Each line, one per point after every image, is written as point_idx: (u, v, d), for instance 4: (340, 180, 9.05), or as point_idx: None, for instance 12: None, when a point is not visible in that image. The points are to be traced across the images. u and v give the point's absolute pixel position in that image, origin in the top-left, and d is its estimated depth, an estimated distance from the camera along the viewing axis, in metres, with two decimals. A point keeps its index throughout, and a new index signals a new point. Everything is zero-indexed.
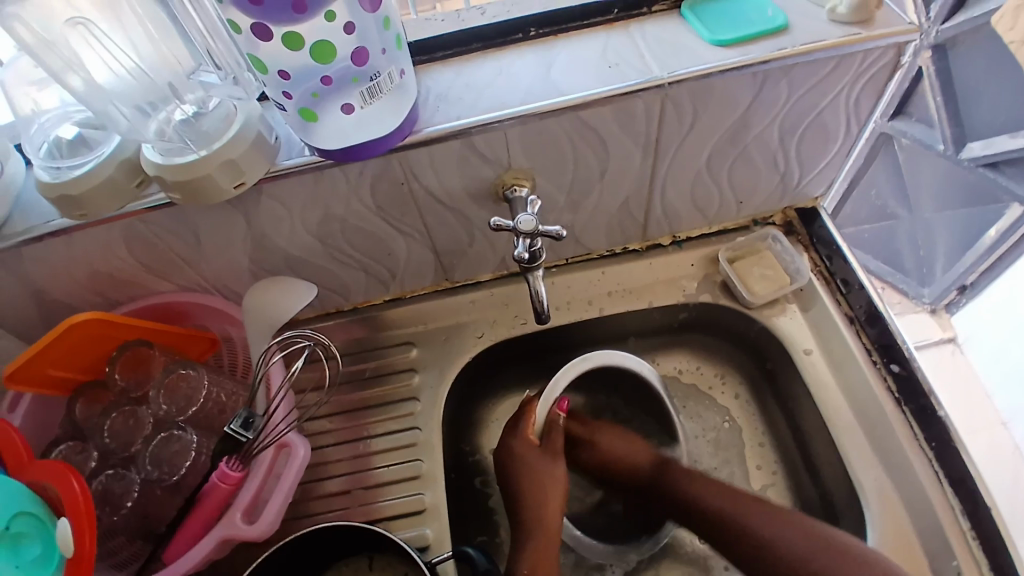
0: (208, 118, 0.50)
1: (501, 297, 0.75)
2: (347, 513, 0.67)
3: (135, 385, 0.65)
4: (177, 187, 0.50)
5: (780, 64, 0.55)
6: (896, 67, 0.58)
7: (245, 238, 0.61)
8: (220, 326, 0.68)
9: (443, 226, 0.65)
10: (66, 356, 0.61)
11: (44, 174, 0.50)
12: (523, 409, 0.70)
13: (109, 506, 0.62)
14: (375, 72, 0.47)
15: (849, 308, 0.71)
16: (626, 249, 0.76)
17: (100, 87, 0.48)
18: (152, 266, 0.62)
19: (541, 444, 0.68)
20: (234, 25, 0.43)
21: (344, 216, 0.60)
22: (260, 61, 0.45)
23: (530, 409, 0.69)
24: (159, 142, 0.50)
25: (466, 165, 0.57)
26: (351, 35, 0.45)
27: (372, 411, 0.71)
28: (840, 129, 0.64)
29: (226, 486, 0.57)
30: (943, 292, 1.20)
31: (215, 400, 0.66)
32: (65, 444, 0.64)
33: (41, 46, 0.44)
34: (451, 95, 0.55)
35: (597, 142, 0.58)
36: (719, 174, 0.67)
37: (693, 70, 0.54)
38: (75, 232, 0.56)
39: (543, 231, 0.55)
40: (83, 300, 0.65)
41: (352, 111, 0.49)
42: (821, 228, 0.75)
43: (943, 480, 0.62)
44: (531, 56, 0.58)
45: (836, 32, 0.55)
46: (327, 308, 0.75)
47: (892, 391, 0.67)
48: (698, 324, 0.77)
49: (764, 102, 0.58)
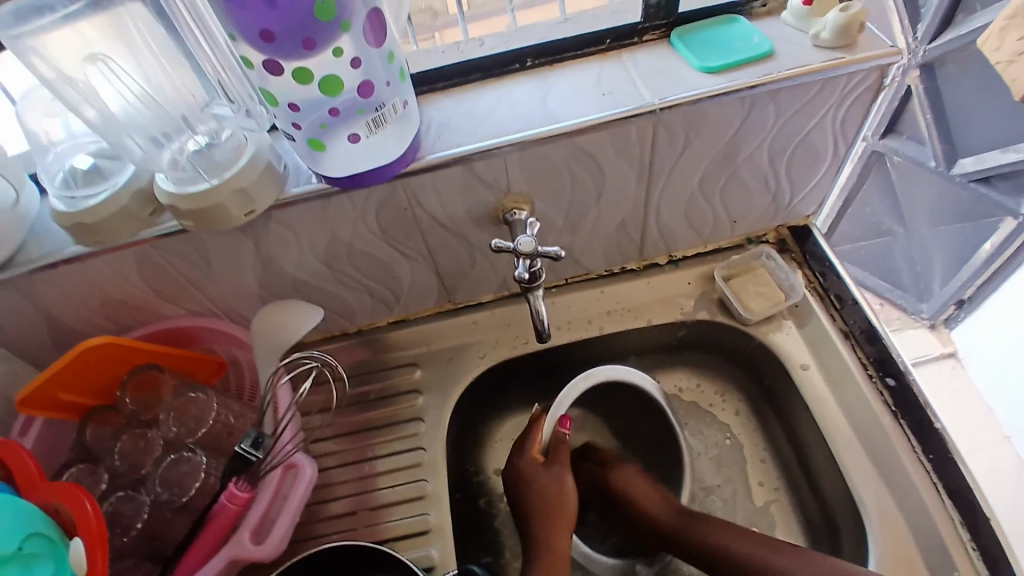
0: (219, 149, 0.53)
1: (503, 318, 0.77)
2: (352, 534, 0.67)
3: (144, 408, 0.66)
4: (189, 215, 0.52)
5: (767, 89, 0.57)
6: (879, 89, 0.60)
7: (254, 263, 0.62)
8: (227, 350, 0.70)
9: (445, 249, 0.67)
10: (77, 381, 0.62)
11: (60, 204, 0.52)
12: (530, 426, 0.71)
13: (118, 527, 0.63)
14: (380, 104, 0.50)
15: (844, 324, 0.72)
16: (624, 269, 0.78)
17: (114, 118, 0.51)
18: (162, 291, 0.64)
19: (546, 460, 0.69)
20: (247, 62, 0.45)
21: (349, 241, 0.62)
22: (270, 95, 0.47)
23: (538, 424, 0.70)
24: (171, 173, 0.52)
25: (467, 190, 0.59)
26: (357, 69, 0.47)
27: (375, 432, 0.73)
28: (829, 149, 0.67)
29: (234, 507, 0.58)
30: (940, 308, 1.23)
31: (223, 422, 0.67)
32: (76, 466, 0.65)
33: (62, 80, 0.48)
34: (452, 124, 0.58)
35: (593, 166, 0.61)
36: (713, 195, 0.69)
37: (684, 97, 0.56)
38: (88, 258, 0.57)
39: (541, 252, 0.56)
40: (94, 324, 0.66)
41: (358, 140, 0.51)
42: (815, 246, 0.77)
43: (942, 492, 0.63)
44: (528, 86, 0.61)
45: (820, 58, 0.58)
46: (331, 331, 0.76)
47: (889, 405, 0.68)
48: (696, 342, 0.78)
49: (752, 126, 0.60)
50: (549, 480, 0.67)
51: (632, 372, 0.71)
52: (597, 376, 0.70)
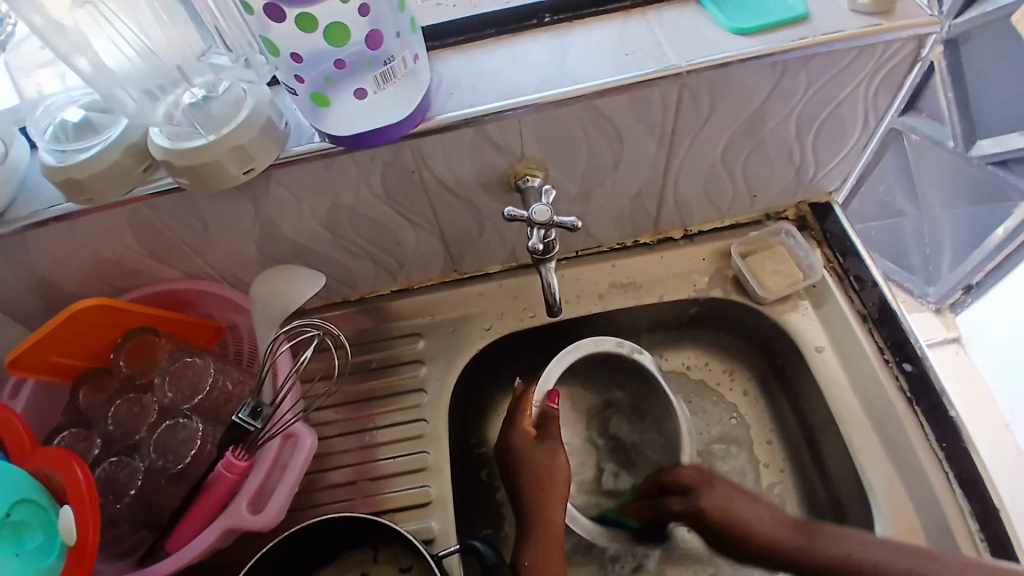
0: (216, 103, 0.49)
1: (509, 289, 0.75)
2: (351, 505, 0.66)
3: (140, 373, 0.64)
4: (185, 172, 0.49)
5: (799, 55, 0.54)
6: (915, 61, 0.57)
7: (253, 225, 0.60)
8: (225, 315, 0.67)
9: (452, 216, 0.64)
10: (69, 344, 0.60)
11: (50, 158, 0.49)
12: (515, 403, 0.67)
13: (112, 494, 0.61)
14: (389, 57, 0.46)
15: (861, 305, 0.70)
16: (637, 242, 0.75)
17: (109, 70, 0.48)
18: (157, 252, 0.62)
19: (540, 433, 0.66)
20: (247, 6, 0.42)
21: (352, 204, 0.59)
22: (272, 44, 0.44)
23: (523, 400, 0.67)
24: (165, 127, 0.49)
25: (478, 154, 0.56)
26: (365, 18, 0.43)
27: (376, 402, 0.71)
28: (858, 123, 0.63)
29: (232, 476, 0.57)
30: (949, 292, 1.21)
31: (221, 389, 0.65)
32: (68, 431, 0.63)
33: (52, 29, 0.45)
34: (464, 82, 0.54)
35: (611, 132, 0.57)
36: (733, 166, 0.66)
37: (712, 60, 0.53)
38: (80, 217, 0.55)
39: (557, 222, 0.54)
40: (86, 286, 0.64)
41: (365, 96, 0.47)
42: (834, 223, 0.74)
43: (953, 479, 0.62)
44: (546, 42, 0.57)
45: (858, 23, 0.54)
46: (333, 298, 0.74)
47: (904, 391, 0.66)
48: (708, 319, 0.76)
49: (780, 95, 0.57)
50: (542, 454, 0.65)
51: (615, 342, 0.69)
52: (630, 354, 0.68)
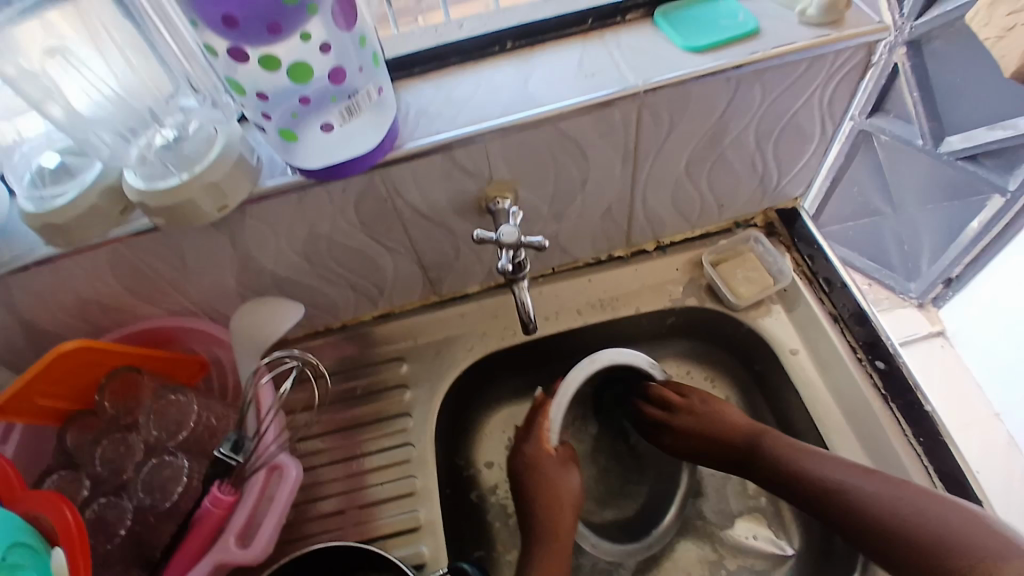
0: (188, 142, 0.50)
1: (489, 309, 0.76)
2: (341, 534, 0.66)
3: (125, 412, 0.65)
4: (161, 212, 0.50)
5: (753, 69, 0.56)
6: (867, 67, 0.59)
7: (232, 260, 0.61)
8: (208, 349, 0.68)
9: (429, 240, 0.65)
10: (53, 386, 0.60)
11: (27, 204, 0.50)
12: (536, 411, 0.69)
13: (102, 534, 0.61)
14: (353, 91, 0.48)
15: (832, 307, 0.72)
16: (612, 256, 0.77)
17: (81, 115, 0.50)
18: (138, 291, 0.62)
19: (558, 452, 0.67)
20: (211, 49, 0.43)
21: (329, 234, 0.61)
22: (238, 85, 0.45)
23: (543, 413, 0.68)
24: (140, 168, 0.50)
25: (449, 179, 0.58)
26: (327, 55, 0.45)
27: (363, 429, 0.71)
28: (817, 129, 0.65)
29: (219, 512, 0.57)
30: (929, 286, 1.27)
31: (205, 425, 0.66)
32: (57, 474, 0.63)
33: (24, 77, 0.46)
34: (431, 111, 0.56)
35: (578, 152, 0.59)
36: (700, 178, 0.68)
37: (668, 78, 0.55)
38: (60, 260, 0.56)
39: (525, 242, 0.55)
40: (68, 327, 0.64)
41: (332, 130, 0.49)
42: (803, 228, 0.76)
43: (933, 474, 0.63)
44: (509, 68, 0.59)
45: (808, 35, 0.56)
46: (315, 326, 0.75)
47: (878, 388, 0.67)
48: (686, 328, 0.78)
49: (739, 106, 0.59)
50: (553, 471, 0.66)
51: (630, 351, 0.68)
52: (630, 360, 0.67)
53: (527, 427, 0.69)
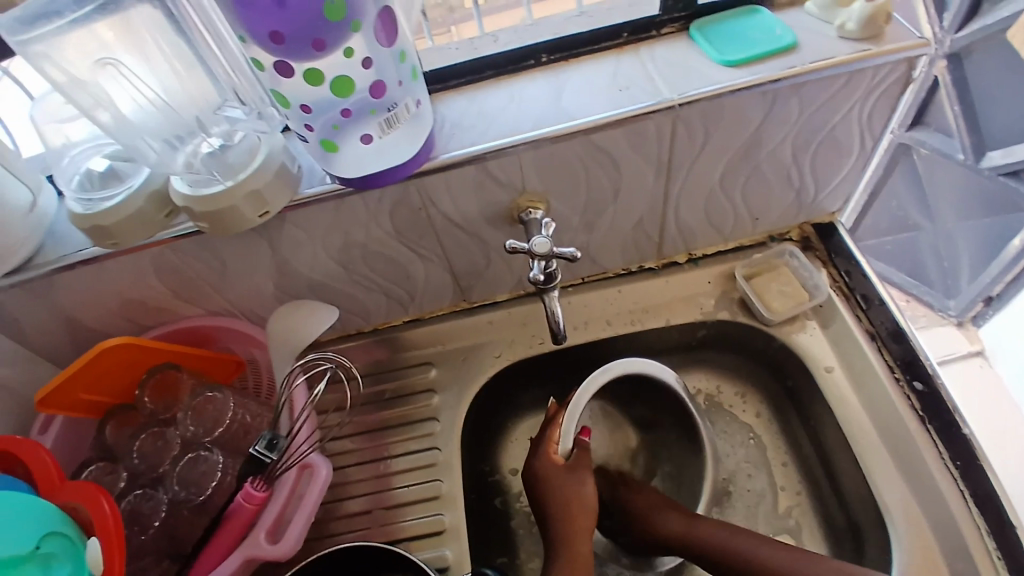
0: (232, 151, 0.52)
1: (518, 318, 0.76)
2: (368, 534, 0.67)
3: (164, 408, 0.67)
4: (205, 217, 0.51)
5: (789, 83, 0.55)
6: (908, 81, 0.58)
7: (269, 264, 0.62)
8: (244, 350, 0.70)
9: (460, 248, 0.66)
10: (96, 381, 0.63)
11: (77, 206, 0.52)
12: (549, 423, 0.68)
13: (137, 526, 0.63)
14: (393, 104, 0.49)
15: (870, 324, 0.70)
16: (642, 267, 0.76)
17: (128, 121, 0.51)
18: (178, 291, 0.64)
19: (568, 462, 0.66)
20: (258, 63, 0.45)
21: (364, 241, 0.62)
22: (282, 97, 0.47)
23: (554, 423, 0.67)
24: (187, 175, 0.52)
25: (482, 190, 0.59)
26: (368, 70, 0.46)
27: (392, 431, 0.72)
28: (854, 143, 0.64)
29: (251, 507, 0.58)
30: (969, 304, 1.24)
31: (240, 422, 0.67)
32: (96, 465, 0.65)
33: (73, 84, 0.48)
34: (465, 123, 0.57)
35: (610, 164, 0.59)
36: (733, 191, 0.67)
37: (702, 92, 0.55)
38: (106, 259, 0.58)
39: (556, 253, 0.55)
40: (111, 324, 0.67)
41: (371, 141, 0.50)
42: (839, 243, 0.75)
43: (968, 498, 0.61)
44: (543, 81, 0.60)
45: (846, 50, 0.56)
46: (347, 330, 0.76)
47: (915, 409, 0.66)
48: (716, 341, 0.77)
49: (775, 119, 0.59)
50: (573, 484, 0.65)
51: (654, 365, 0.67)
52: (663, 377, 0.67)
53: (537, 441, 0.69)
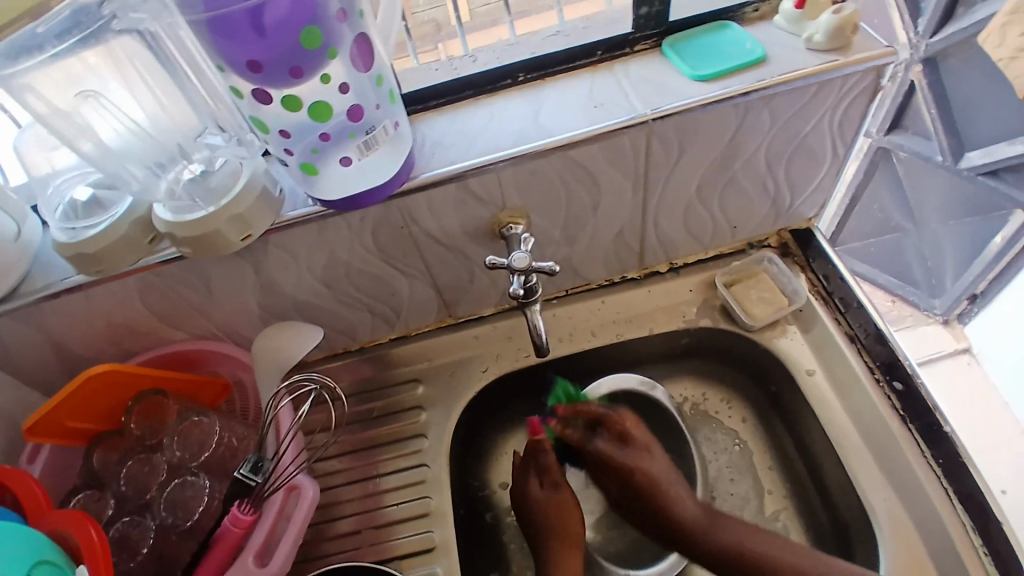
0: (215, 176, 0.53)
1: (504, 331, 0.77)
2: (357, 554, 0.67)
3: (150, 433, 0.66)
4: (186, 242, 0.52)
5: (760, 95, 0.57)
6: (876, 90, 0.60)
7: (255, 285, 0.63)
8: (231, 372, 0.70)
9: (444, 265, 0.67)
10: (82, 408, 0.63)
11: (61, 235, 0.53)
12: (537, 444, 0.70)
13: (125, 552, 0.63)
14: (371, 127, 0.50)
15: (849, 327, 0.71)
16: (625, 278, 0.77)
17: (108, 149, 0.52)
18: (165, 315, 0.65)
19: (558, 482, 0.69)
20: (236, 91, 0.45)
21: (348, 260, 0.62)
22: (262, 123, 0.48)
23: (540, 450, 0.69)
24: (169, 203, 0.53)
25: (463, 207, 0.60)
26: (346, 94, 0.48)
27: (380, 449, 0.72)
28: (828, 151, 0.66)
29: (239, 530, 0.58)
30: (953, 303, 1.26)
31: (226, 445, 0.67)
32: (82, 493, 0.65)
33: (55, 114, 0.49)
34: (445, 142, 0.58)
35: (589, 179, 0.61)
36: (711, 201, 0.68)
37: (676, 106, 0.56)
38: (91, 286, 0.58)
39: (536, 267, 0.56)
40: (99, 350, 0.67)
41: (351, 163, 0.51)
42: (817, 249, 0.76)
43: (952, 497, 0.62)
44: (521, 100, 0.61)
45: (814, 61, 0.57)
46: (335, 348, 0.76)
47: (897, 409, 0.67)
48: (700, 348, 0.78)
49: (748, 130, 0.60)
50: None
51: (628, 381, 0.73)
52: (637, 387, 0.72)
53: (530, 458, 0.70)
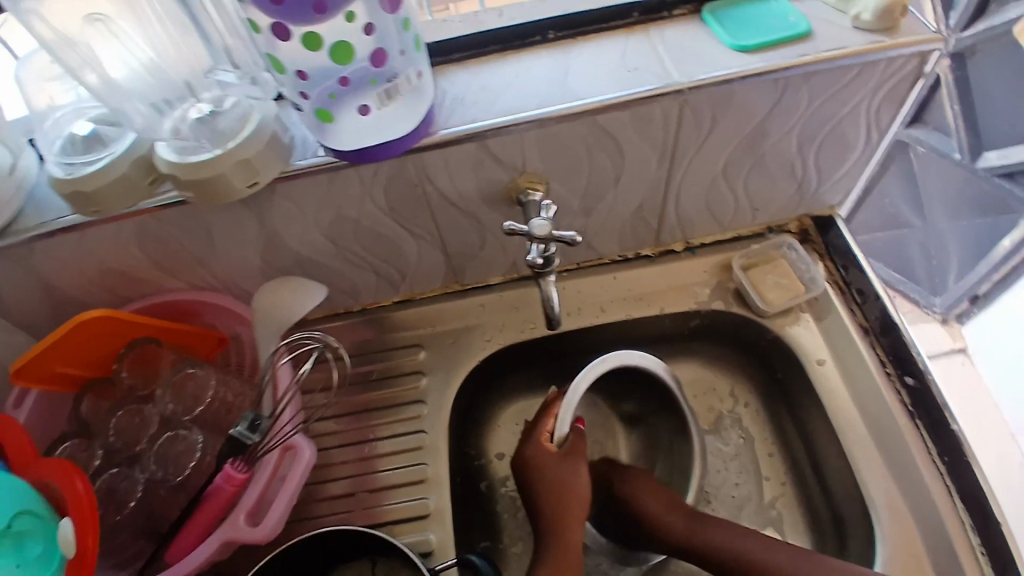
0: (224, 117, 0.49)
1: (511, 301, 0.75)
2: (349, 517, 0.66)
3: (142, 383, 0.65)
4: (189, 186, 0.49)
5: (801, 72, 0.54)
6: (918, 77, 0.57)
7: (257, 237, 0.60)
8: (228, 325, 0.68)
9: (455, 228, 0.65)
10: (74, 353, 0.61)
11: (57, 170, 0.49)
12: (545, 410, 0.67)
13: (113, 505, 0.61)
14: (394, 74, 0.47)
15: (863, 318, 0.70)
16: (638, 255, 0.75)
17: (116, 83, 0.49)
18: (162, 263, 0.62)
19: (560, 451, 0.65)
20: (254, 25, 0.42)
21: (356, 217, 0.60)
22: (278, 62, 0.45)
23: (551, 412, 0.66)
24: (174, 142, 0.49)
25: (480, 168, 0.57)
26: (371, 36, 0.45)
27: (377, 413, 0.71)
28: (860, 137, 0.64)
29: (231, 488, 0.56)
30: (953, 303, 1.27)
31: (222, 400, 0.65)
32: (71, 441, 0.63)
33: (61, 42, 0.46)
34: (467, 98, 0.55)
35: (613, 147, 0.58)
36: (735, 181, 0.66)
37: (713, 77, 0.54)
38: (87, 227, 0.55)
39: (557, 236, 0.54)
40: (93, 295, 0.64)
41: (369, 112, 0.49)
42: (837, 237, 0.74)
43: (954, 494, 0.62)
44: (548, 58, 0.58)
45: (859, 41, 0.55)
46: (335, 309, 0.74)
47: (905, 404, 0.66)
48: (708, 332, 0.76)
49: (782, 110, 0.58)
50: (559, 473, 0.64)
51: (646, 354, 0.65)
52: (648, 368, 0.65)
53: (531, 426, 0.67)
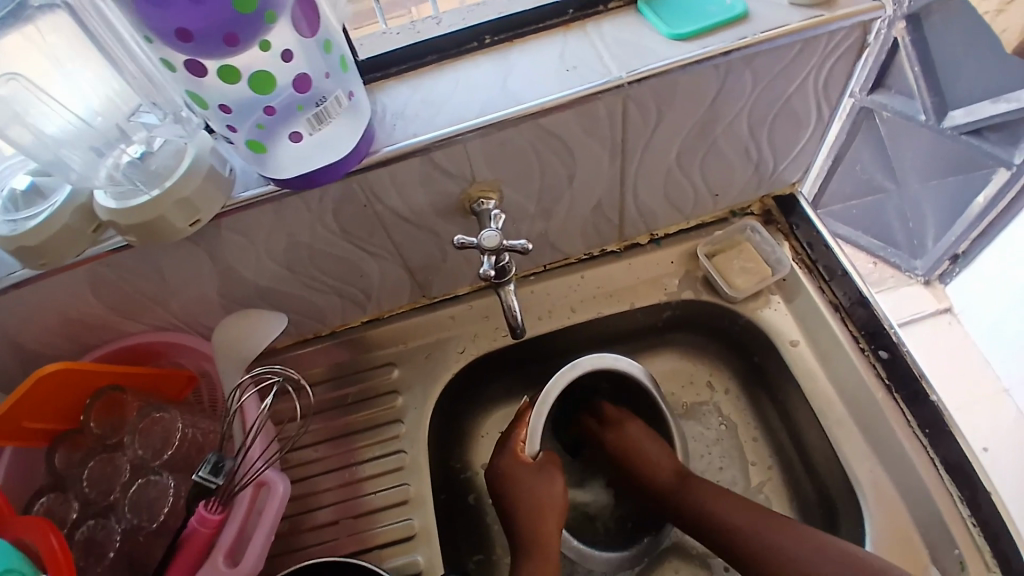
0: (156, 158, 0.49)
1: (480, 310, 0.74)
2: (335, 545, 0.65)
3: (110, 430, 0.64)
4: (132, 230, 0.48)
5: (741, 55, 0.53)
6: (863, 47, 0.57)
7: (212, 272, 0.59)
8: (195, 362, 0.66)
9: (413, 243, 0.64)
10: (39, 408, 0.59)
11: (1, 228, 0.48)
12: (517, 422, 0.66)
13: (92, 557, 0.61)
14: (321, 97, 0.46)
15: (833, 295, 0.70)
16: (604, 251, 0.75)
17: (46, 137, 0.48)
18: (120, 307, 0.61)
19: (536, 461, 0.65)
20: (168, 63, 0.41)
21: (310, 242, 0.59)
22: (199, 98, 0.44)
23: (522, 423, 0.66)
24: (109, 188, 0.49)
25: (429, 182, 0.56)
26: (290, 63, 0.43)
27: (356, 437, 0.70)
28: (812, 113, 0.63)
29: (206, 530, 0.55)
30: (935, 263, 1.26)
31: (191, 441, 0.65)
32: (47, 495, 0.62)
33: None
34: (407, 112, 0.54)
35: (562, 148, 0.57)
36: (691, 169, 0.65)
37: (653, 68, 0.53)
38: (39, 280, 0.54)
39: (507, 246, 0.53)
40: (55, 346, 0.63)
41: (301, 139, 0.47)
42: (800, 216, 0.74)
43: (939, 466, 0.61)
44: (488, 64, 0.57)
45: (798, 17, 0.54)
46: (304, 335, 0.73)
47: (881, 377, 0.65)
48: (681, 322, 0.76)
49: (729, 93, 0.57)
50: (540, 482, 0.64)
51: (621, 357, 0.66)
52: (623, 368, 0.66)
53: (502, 438, 0.67)
